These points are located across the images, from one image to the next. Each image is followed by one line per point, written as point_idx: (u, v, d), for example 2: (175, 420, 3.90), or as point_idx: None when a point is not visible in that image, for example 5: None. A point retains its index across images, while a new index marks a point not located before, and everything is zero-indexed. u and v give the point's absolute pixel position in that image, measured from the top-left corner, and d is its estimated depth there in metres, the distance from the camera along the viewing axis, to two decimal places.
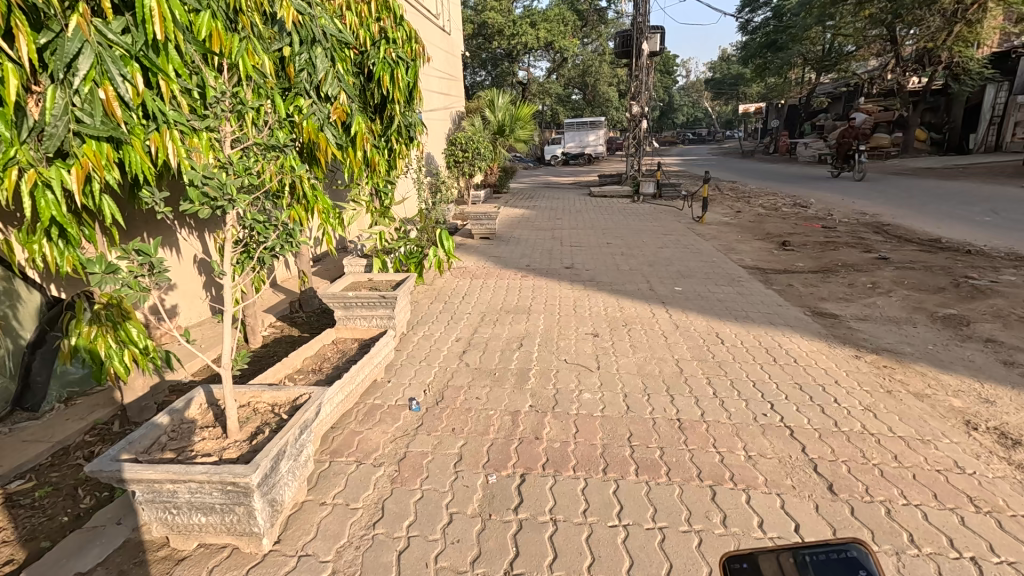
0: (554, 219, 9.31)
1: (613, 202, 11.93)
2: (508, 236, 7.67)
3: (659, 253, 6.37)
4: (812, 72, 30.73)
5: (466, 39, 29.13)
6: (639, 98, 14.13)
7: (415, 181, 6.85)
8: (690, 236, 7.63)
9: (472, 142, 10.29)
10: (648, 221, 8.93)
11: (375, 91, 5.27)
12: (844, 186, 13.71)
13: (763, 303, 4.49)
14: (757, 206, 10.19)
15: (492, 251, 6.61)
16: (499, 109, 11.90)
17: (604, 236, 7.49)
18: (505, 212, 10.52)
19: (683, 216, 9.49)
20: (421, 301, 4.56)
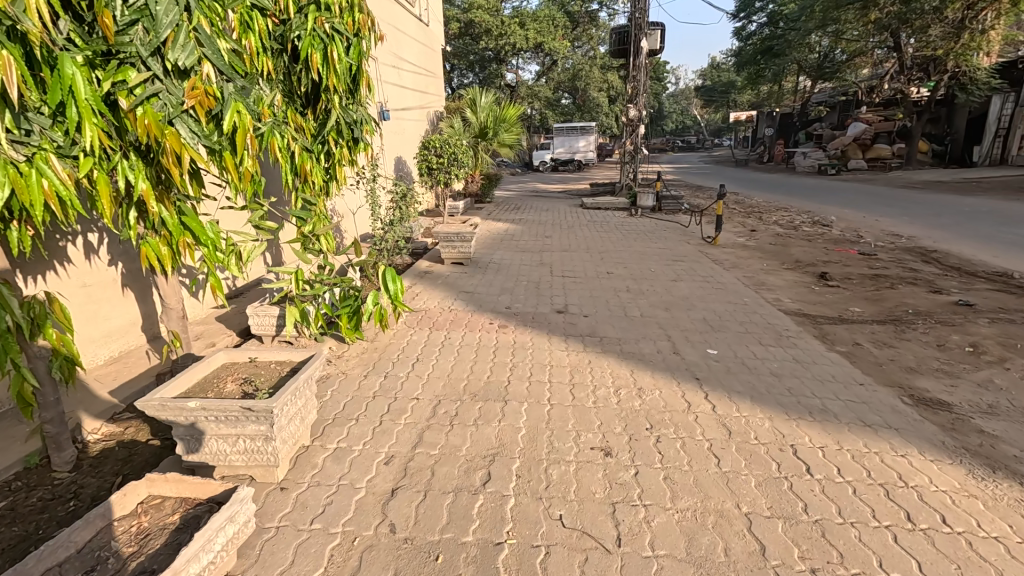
0: (543, 237, 8.01)
1: (609, 215, 10.65)
2: (486, 261, 6.31)
3: (674, 289, 5.08)
4: (807, 80, 29.96)
5: (452, 38, 27.79)
6: (637, 100, 12.86)
7: (368, 194, 5.46)
8: (706, 263, 6.35)
9: (449, 147, 8.91)
10: (653, 242, 7.64)
11: (305, 75, 3.96)
12: (860, 200, 12.53)
13: (835, 377, 3.21)
14: (773, 224, 8.97)
15: (464, 284, 5.26)
16: (482, 109, 10.57)
17: (604, 262, 6.19)
18: (487, 227, 9.18)
19: (692, 235, 8.23)
20: (352, 375, 3.17)
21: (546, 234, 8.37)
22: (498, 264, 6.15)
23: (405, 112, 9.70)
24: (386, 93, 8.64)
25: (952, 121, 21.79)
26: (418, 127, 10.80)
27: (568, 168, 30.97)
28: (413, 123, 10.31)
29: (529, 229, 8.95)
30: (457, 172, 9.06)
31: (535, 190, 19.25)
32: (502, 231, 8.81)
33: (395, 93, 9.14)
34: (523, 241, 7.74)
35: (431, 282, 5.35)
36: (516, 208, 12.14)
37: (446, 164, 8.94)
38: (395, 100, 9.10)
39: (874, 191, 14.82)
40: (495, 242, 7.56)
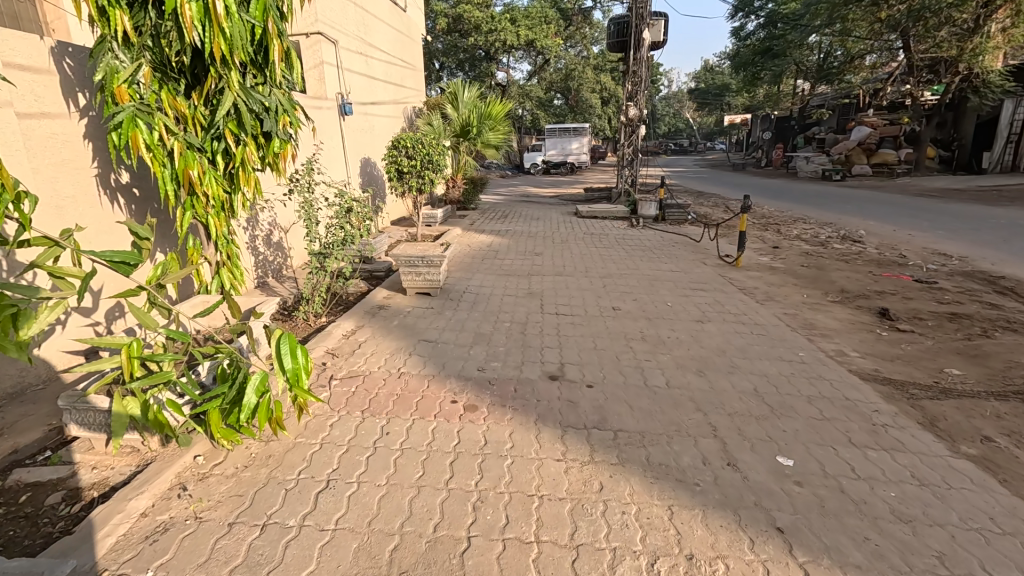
0: (532, 255, 6.79)
1: (607, 226, 9.45)
2: (461, 289, 5.05)
3: (702, 336, 3.86)
4: (806, 83, 29.12)
5: (440, 34, 26.50)
6: (637, 98, 11.70)
7: (300, 206, 4.18)
8: (733, 292, 5.15)
9: (421, 146, 7.54)
10: (662, 262, 6.44)
11: (180, 37, 2.73)
12: (880, 210, 11.43)
13: (996, 521, 2.00)
14: (796, 240, 7.83)
15: (427, 327, 4.00)
16: (463, 105, 9.33)
17: (607, 293, 4.97)
18: (468, 240, 7.93)
19: (707, 253, 7.04)
20: (206, 526, 1.90)
21: (537, 250, 7.15)
22: (472, 294, 4.91)
23: (374, 107, 8.48)
24: (346, 82, 7.38)
25: (959, 125, 20.93)
26: (391, 124, 9.54)
27: (560, 171, 29.80)
28: (385, 118, 9.07)
29: (516, 243, 7.71)
30: (431, 176, 7.70)
31: (525, 194, 18.04)
32: (485, 245, 7.56)
33: (360, 83, 7.89)
34: (509, 259, 6.50)
35: (380, 322, 4.08)
36: (503, 216, 10.92)
37: (417, 166, 7.56)
38: (359, 91, 7.84)
39: (891, 200, 13.76)
40: (475, 261, 6.31)
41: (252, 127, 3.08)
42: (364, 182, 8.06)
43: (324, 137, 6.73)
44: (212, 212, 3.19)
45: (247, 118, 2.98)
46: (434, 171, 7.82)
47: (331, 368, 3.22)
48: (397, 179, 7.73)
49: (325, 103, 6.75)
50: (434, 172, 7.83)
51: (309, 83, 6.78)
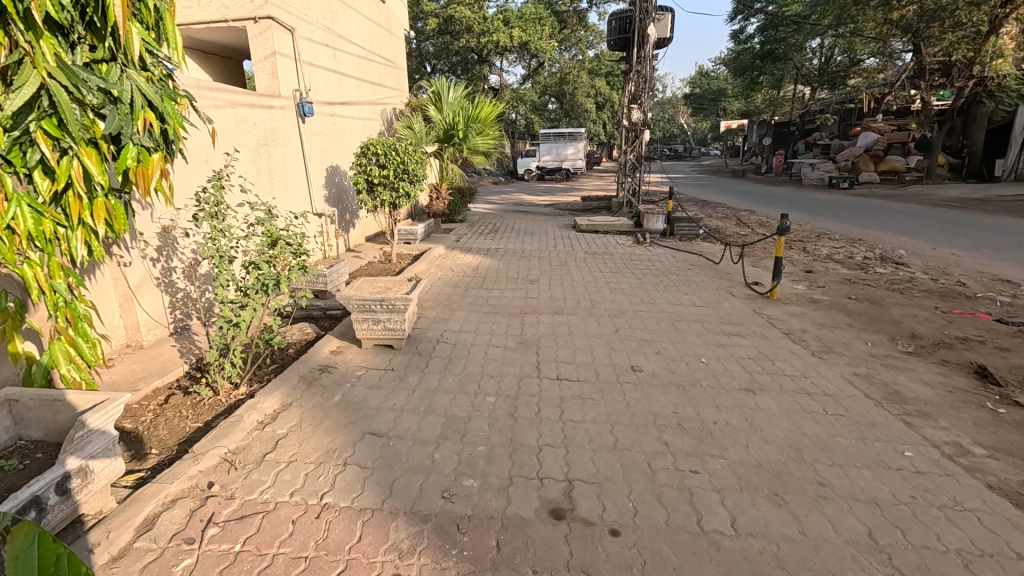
0: (525, 282, 5.70)
1: (611, 243, 8.40)
2: (433, 338, 3.94)
3: (758, 421, 2.78)
4: (807, 88, 28.37)
5: (431, 37, 25.53)
6: (641, 100, 10.69)
7: (206, 239, 3.03)
8: (778, 339, 4.09)
9: (396, 152, 6.30)
10: (682, 293, 5.38)
11: None
12: (907, 223, 10.44)
13: None
14: (831, 262, 6.79)
15: (378, 406, 2.88)
16: (448, 106, 8.26)
17: (620, 343, 3.89)
18: (451, 262, 6.83)
19: (731, 279, 5.98)
20: None
21: (530, 275, 6.06)
22: (447, 346, 3.81)
23: (343, 107, 7.39)
24: (307, 78, 6.28)
25: (969, 132, 20.15)
26: (365, 127, 8.43)
27: (555, 176, 28.77)
28: (357, 120, 7.96)
29: (508, 266, 6.64)
30: (407, 187, 6.50)
31: (518, 203, 17.03)
32: (470, 268, 6.45)
33: (325, 80, 6.80)
34: (497, 289, 5.41)
35: (315, 398, 2.96)
36: (495, 230, 9.84)
37: (390, 175, 6.33)
38: (323, 89, 6.74)
39: (911, 211, 12.82)
40: (457, 293, 5.22)
41: (85, 127, 1.98)
42: (331, 195, 6.93)
43: (275, 143, 5.61)
44: (31, 256, 2.03)
45: (73, 112, 1.86)
46: (410, 181, 6.64)
47: (217, 498, 2.09)
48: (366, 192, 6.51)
49: (278, 101, 5.64)
50: (410, 182, 6.64)
51: (259, 78, 5.68)
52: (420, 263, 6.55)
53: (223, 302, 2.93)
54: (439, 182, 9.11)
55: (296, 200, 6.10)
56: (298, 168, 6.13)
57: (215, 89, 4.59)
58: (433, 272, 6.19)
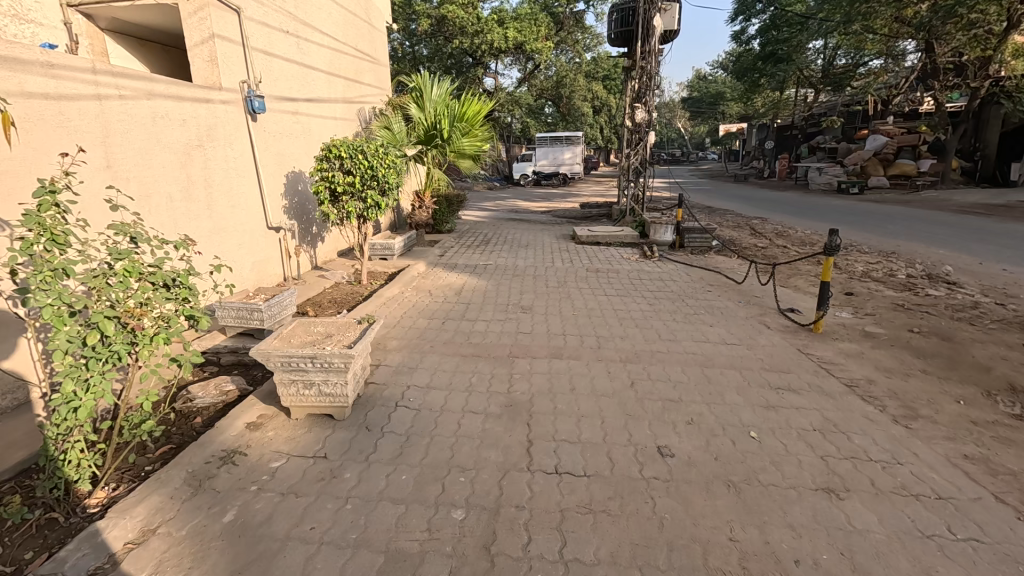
0: (515, 311, 4.74)
1: (615, 258, 7.47)
2: (391, 400, 2.98)
3: (861, 559, 1.84)
4: (811, 90, 27.61)
5: (423, 38, 24.67)
6: (646, 98, 9.78)
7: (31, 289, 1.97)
8: (843, 397, 3.15)
9: (364, 156, 5.33)
10: (707, 325, 4.44)
11: None
12: (938, 233, 9.54)
13: None
14: (871, 282, 5.88)
15: (287, 536, 1.91)
16: (430, 104, 7.40)
17: (639, 407, 2.94)
18: (432, 282, 5.88)
19: (761, 305, 5.05)
20: None
21: (523, 300, 5.10)
22: (409, 414, 2.84)
23: (306, 105, 6.42)
24: (258, 67, 5.32)
25: (982, 134, 19.36)
26: (337, 129, 7.46)
27: (552, 181, 27.87)
28: (325, 120, 7.00)
29: (497, 287, 5.68)
30: (377, 196, 5.52)
31: (513, 209, 16.07)
32: (452, 291, 5.49)
33: (282, 72, 5.82)
34: (482, 321, 4.45)
35: (192, 520, 1.99)
36: (486, 242, 8.88)
37: (356, 181, 5.33)
38: (279, 82, 5.77)
39: (934, 218, 11.94)
40: (433, 327, 4.27)
41: None
42: (290, 205, 5.97)
43: (213, 144, 4.62)
44: None
45: None
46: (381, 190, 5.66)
47: None
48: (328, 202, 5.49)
49: (217, 94, 4.66)
50: (380, 191, 5.67)
51: (195, 66, 4.70)
52: (391, 284, 5.58)
53: (60, 375, 1.93)
54: (422, 190, 8.16)
55: (245, 213, 5.12)
56: (246, 175, 5.15)
57: (122, 75, 3.62)
58: (407, 296, 5.22)
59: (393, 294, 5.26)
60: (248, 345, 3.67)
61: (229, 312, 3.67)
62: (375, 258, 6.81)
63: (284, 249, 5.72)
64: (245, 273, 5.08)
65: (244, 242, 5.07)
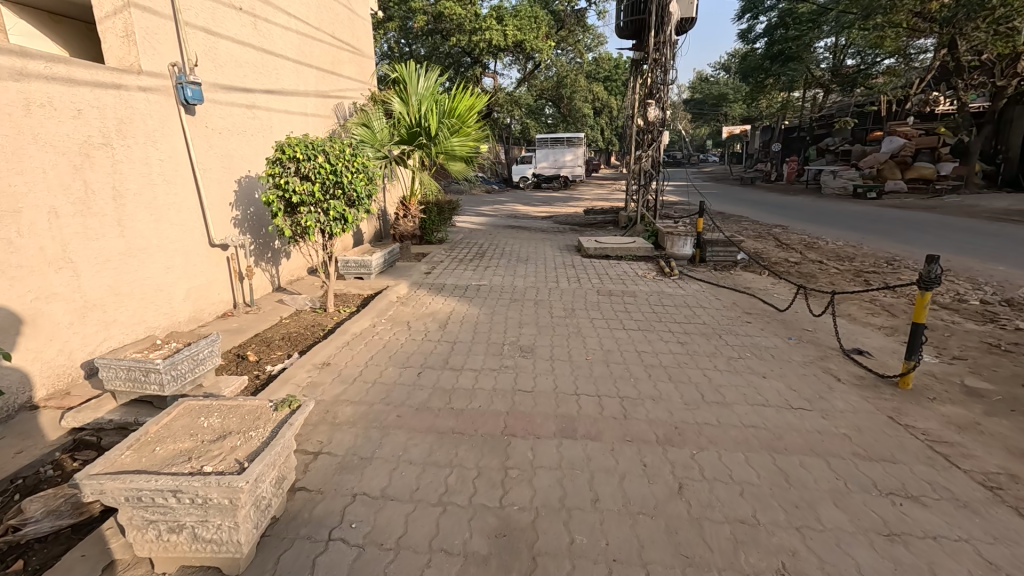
0: (512, 355, 3.73)
1: (628, 276, 6.50)
2: (324, 525, 1.98)
3: None
4: (819, 91, 26.75)
5: (419, 37, 23.71)
6: (660, 95, 8.82)
7: None
8: (991, 512, 2.15)
9: (326, 157, 4.30)
10: (759, 377, 3.45)
11: None
12: (984, 244, 8.58)
13: None
14: (940, 310, 4.89)
15: None
16: (415, 99, 6.43)
17: (698, 540, 1.93)
18: (412, 309, 4.90)
19: (818, 345, 4.07)
20: None
21: (523, 338, 4.09)
22: (346, 556, 1.84)
23: (265, 96, 5.41)
24: (196, 47, 4.31)
25: (1005, 136, 18.43)
26: (307, 127, 6.44)
27: (553, 185, 26.83)
28: (290, 115, 5.98)
29: (491, 317, 4.69)
30: (342, 208, 4.48)
31: (512, 215, 15.07)
32: (435, 324, 4.48)
33: (231, 56, 4.82)
34: (471, 370, 3.45)
35: None
36: (481, 254, 7.87)
37: (317, 189, 4.27)
38: (227, 68, 4.76)
39: (968, 226, 11.00)
40: (404, 382, 3.27)
41: None
42: (242, 219, 4.98)
43: (126, 142, 3.61)
44: None
45: None
46: (346, 200, 4.62)
47: None
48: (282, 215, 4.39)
49: (131, 76, 3.66)
50: (346, 202, 4.63)
51: (108, 43, 3.68)
52: (360, 314, 4.57)
53: None
54: (408, 197, 7.20)
55: (177, 228, 4.10)
56: (178, 182, 4.14)
57: None
58: (378, 331, 4.23)
59: (360, 329, 4.25)
60: (143, 417, 2.67)
61: (116, 373, 2.67)
62: (350, 277, 5.82)
63: (232, 272, 4.73)
64: (177, 303, 4.08)
65: (174, 265, 4.06)
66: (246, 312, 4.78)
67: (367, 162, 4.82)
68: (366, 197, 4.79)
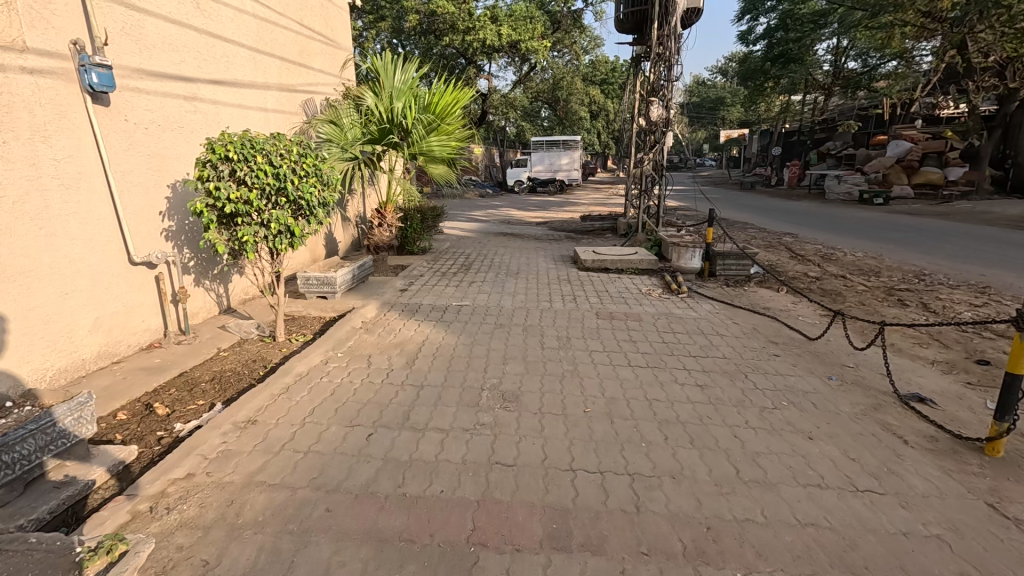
0: (491, 407, 2.97)
1: (630, 293, 5.77)
2: None
3: None
4: (820, 95, 26.20)
5: (410, 36, 22.99)
6: (663, 92, 8.12)
7: None
8: None
9: (268, 158, 3.50)
10: (804, 440, 2.71)
11: None
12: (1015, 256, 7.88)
13: None
14: (1000, 340, 4.17)
15: None
16: (391, 93, 5.70)
17: None
18: (378, 337, 4.14)
19: (866, 390, 3.33)
20: None
21: (506, 380, 3.33)
22: None
23: (210, 87, 4.64)
24: (109, 22, 3.54)
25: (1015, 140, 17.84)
26: (267, 124, 5.67)
27: (549, 189, 26.12)
28: (244, 110, 5.21)
29: (471, 349, 3.93)
30: (288, 219, 3.67)
31: (505, 221, 14.34)
32: (402, 359, 3.72)
33: (162, 37, 4.05)
34: (437, 431, 2.70)
35: None
36: (467, 266, 7.12)
37: (255, 196, 3.46)
38: (156, 51, 3.99)
39: (989, 234, 10.33)
40: (348, 450, 2.51)
41: None
42: (177, 230, 4.21)
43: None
44: None
45: None
46: (294, 209, 3.80)
47: None
48: (215, 227, 3.58)
49: (10, 54, 2.88)
50: (294, 211, 3.82)
51: None
52: (312, 347, 3.80)
53: None
54: (382, 204, 6.43)
55: (80, 243, 3.32)
56: (84, 188, 3.36)
57: None
58: (330, 370, 3.46)
59: (307, 367, 3.48)
60: None
61: None
62: (311, 296, 5.07)
63: (161, 295, 3.94)
64: (78, 335, 3.29)
65: (76, 290, 3.28)
66: (177, 342, 4.00)
67: (322, 163, 4.02)
68: (320, 205, 3.98)
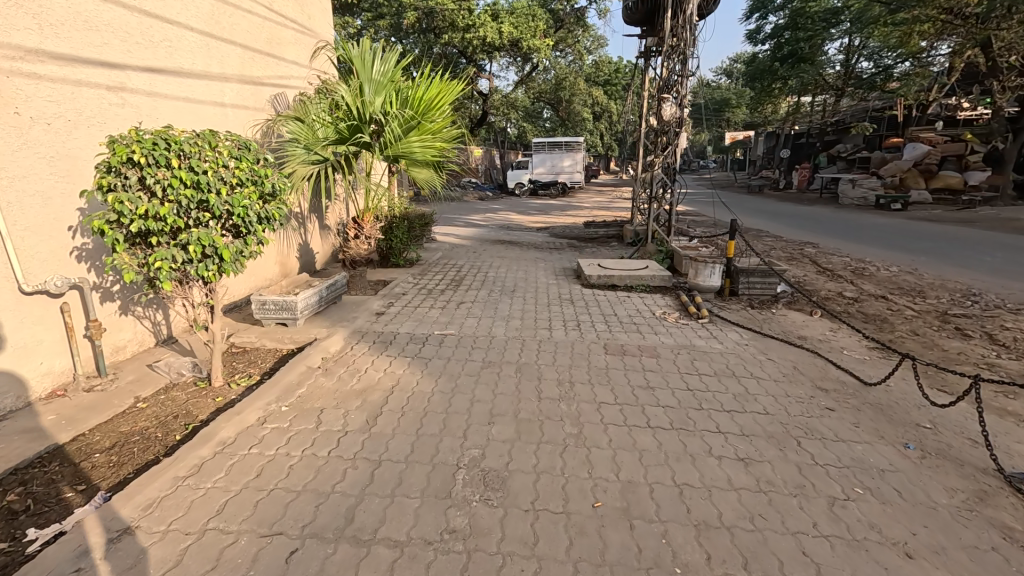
0: (467, 500, 2.20)
1: (642, 318, 5.02)
2: None
3: None
4: (831, 96, 25.42)
5: (409, 34, 22.25)
6: (676, 89, 7.37)
7: None
8: None
9: (185, 162, 2.70)
10: (904, 561, 1.93)
11: None
12: None
13: None
14: None
15: None
16: (370, 84, 4.97)
17: None
18: (339, 381, 3.39)
19: (960, 467, 2.57)
20: None
21: (489, 454, 2.56)
22: None
23: (144, 76, 3.88)
24: None
25: None
26: (224, 121, 4.90)
27: (550, 192, 25.30)
28: (191, 104, 4.45)
29: (450, 400, 3.16)
30: (217, 239, 2.87)
31: (505, 226, 13.61)
32: (361, 417, 2.95)
33: (74, 12, 3.29)
34: (387, 546, 1.93)
35: None
36: (458, 282, 6.38)
37: (169, 210, 2.67)
38: (63, 29, 3.22)
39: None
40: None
41: None
42: (95, 249, 3.43)
43: None
44: None
45: None
46: (227, 226, 3.02)
47: None
48: (126, 250, 2.80)
49: None
50: (226, 228, 3.02)
51: None
52: (248, 397, 3.04)
53: None
54: (359, 213, 5.66)
55: None
56: None
57: None
58: (264, 435, 2.69)
59: (236, 430, 2.72)
60: None
61: None
62: (269, 324, 4.32)
63: (69, 330, 3.18)
64: None
65: None
66: (90, 388, 3.23)
67: (266, 167, 3.23)
68: (262, 220, 3.19)
